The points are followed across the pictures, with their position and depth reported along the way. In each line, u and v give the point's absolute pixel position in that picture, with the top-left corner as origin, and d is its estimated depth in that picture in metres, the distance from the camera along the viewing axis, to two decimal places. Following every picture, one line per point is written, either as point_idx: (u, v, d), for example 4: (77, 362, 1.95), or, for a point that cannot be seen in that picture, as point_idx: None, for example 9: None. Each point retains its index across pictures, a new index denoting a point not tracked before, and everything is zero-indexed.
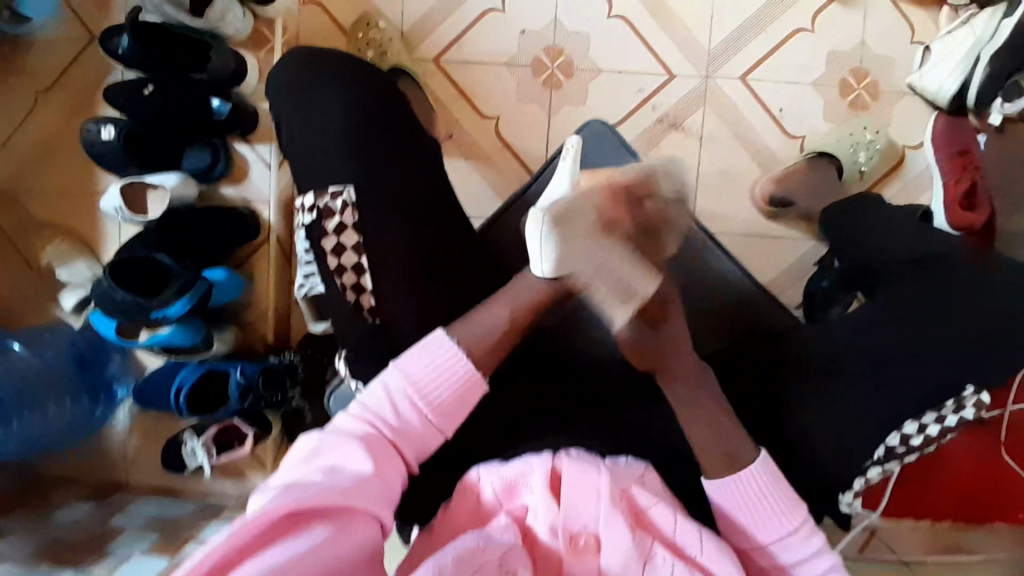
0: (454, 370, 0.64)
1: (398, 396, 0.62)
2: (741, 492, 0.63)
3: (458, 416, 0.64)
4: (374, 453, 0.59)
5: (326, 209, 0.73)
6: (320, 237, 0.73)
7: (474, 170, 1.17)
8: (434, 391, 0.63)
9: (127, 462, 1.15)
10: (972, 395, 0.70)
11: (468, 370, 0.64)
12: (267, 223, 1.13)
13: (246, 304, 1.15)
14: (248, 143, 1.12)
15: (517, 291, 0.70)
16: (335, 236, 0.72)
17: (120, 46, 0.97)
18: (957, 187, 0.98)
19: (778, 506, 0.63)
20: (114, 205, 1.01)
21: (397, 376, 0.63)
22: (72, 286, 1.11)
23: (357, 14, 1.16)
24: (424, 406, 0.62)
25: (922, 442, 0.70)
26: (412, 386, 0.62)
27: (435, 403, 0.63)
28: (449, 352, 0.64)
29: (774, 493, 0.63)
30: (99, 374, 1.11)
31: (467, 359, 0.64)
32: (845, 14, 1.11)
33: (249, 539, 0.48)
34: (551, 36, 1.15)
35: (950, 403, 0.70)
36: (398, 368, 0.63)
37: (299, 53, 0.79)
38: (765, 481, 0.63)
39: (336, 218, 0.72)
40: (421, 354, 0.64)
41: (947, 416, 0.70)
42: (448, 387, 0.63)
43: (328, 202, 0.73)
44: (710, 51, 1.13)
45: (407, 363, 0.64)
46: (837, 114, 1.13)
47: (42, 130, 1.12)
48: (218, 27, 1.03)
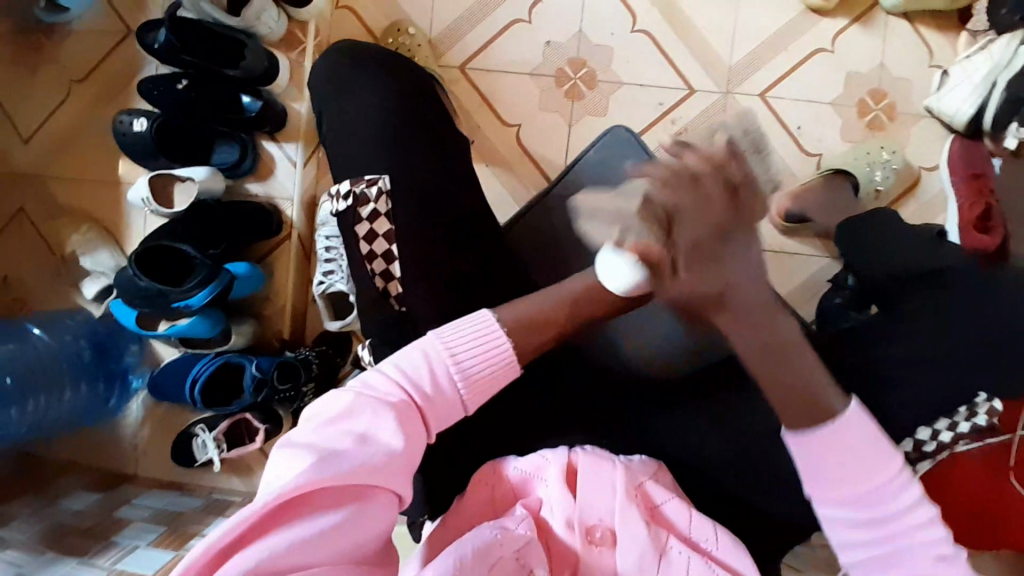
0: (492, 352, 0.61)
1: (438, 369, 0.60)
2: (833, 444, 0.55)
3: (489, 397, 0.62)
4: (406, 425, 0.57)
5: (360, 196, 0.78)
6: (354, 222, 0.78)
7: (494, 175, 1.18)
8: (470, 369, 0.60)
9: (136, 451, 1.15)
10: (991, 407, 0.78)
11: (508, 355, 0.62)
12: (289, 221, 1.15)
13: (265, 299, 1.16)
14: (276, 141, 1.14)
15: (556, 289, 0.68)
16: (368, 223, 0.77)
17: (156, 40, 1.01)
18: (970, 211, 1.01)
19: (869, 457, 0.55)
20: (141, 196, 1.05)
21: (435, 347, 0.60)
22: (94, 275, 1.12)
23: (387, 20, 1.19)
24: (460, 384, 0.60)
25: (934, 448, 0.75)
26: (450, 361, 0.60)
27: (470, 383, 0.60)
28: (493, 334, 0.62)
29: (866, 443, 0.55)
30: (116, 363, 1.12)
31: (509, 346, 0.62)
32: (864, 37, 1.14)
33: (272, 514, 0.49)
34: (574, 49, 1.17)
35: (969, 413, 0.79)
36: (438, 337, 0.61)
37: (343, 48, 0.86)
38: (861, 430, 0.55)
39: (370, 206, 0.78)
40: (461, 327, 0.62)
41: (969, 424, 0.77)
42: (486, 368, 0.61)
43: (363, 189, 0.79)
44: (729, 68, 1.16)
45: (451, 336, 0.61)
46: (853, 134, 1.15)
47: (73, 119, 1.14)
48: (253, 27, 1.05)
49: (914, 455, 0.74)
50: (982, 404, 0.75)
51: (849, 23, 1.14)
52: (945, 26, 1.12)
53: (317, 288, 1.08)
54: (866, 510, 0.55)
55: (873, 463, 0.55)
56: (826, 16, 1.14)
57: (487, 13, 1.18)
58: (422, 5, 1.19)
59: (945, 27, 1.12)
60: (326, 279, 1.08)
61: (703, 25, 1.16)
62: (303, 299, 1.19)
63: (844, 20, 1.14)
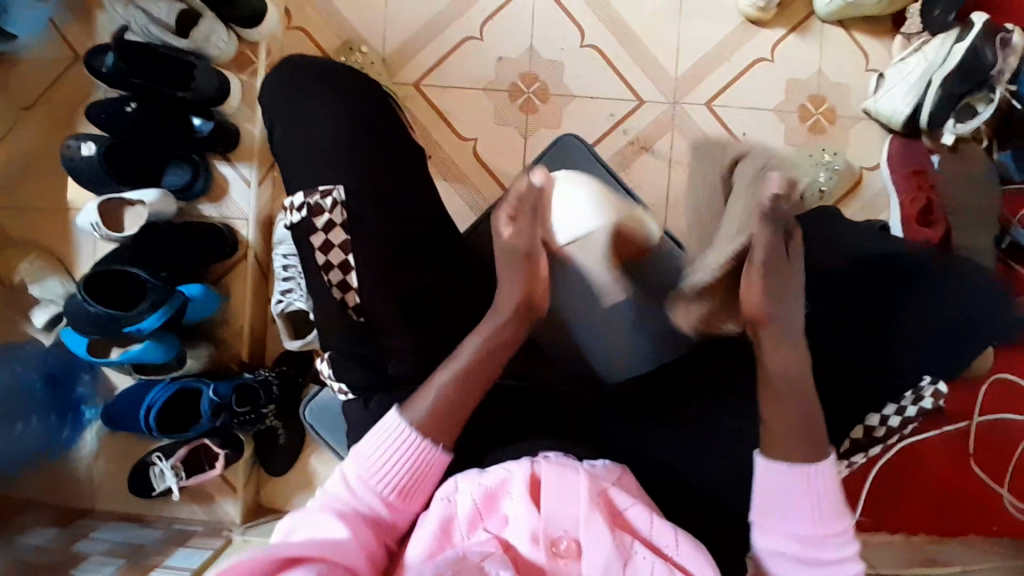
0: (408, 450, 0.69)
1: (360, 479, 0.68)
2: (790, 482, 0.67)
3: (424, 489, 0.69)
4: (346, 524, 0.64)
5: (315, 206, 0.80)
6: (310, 232, 0.80)
7: (452, 190, 1.19)
8: (390, 472, 0.68)
9: (92, 485, 1.11)
10: (930, 386, 0.86)
11: (425, 445, 0.70)
12: (245, 241, 1.14)
13: (221, 322, 1.14)
14: (229, 162, 1.14)
15: (459, 353, 0.74)
16: (325, 233, 0.80)
17: (103, 65, 0.98)
18: (913, 204, 1.09)
19: (816, 504, 0.66)
20: (89, 221, 1.02)
21: (353, 463, 0.69)
22: (43, 303, 1.08)
23: (340, 39, 1.20)
24: (385, 489, 0.68)
25: (886, 433, 0.90)
26: (368, 470, 0.68)
27: (393, 481, 0.68)
28: (402, 433, 0.70)
29: (824, 492, 0.67)
30: (68, 394, 1.10)
31: (420, 440, 0.70)
32: (802, 45, 1.19)
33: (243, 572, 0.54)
34: (526, 64, 1.20)
35: (909, 394, 0.86)
36: (355, 457, 0.69)
37: (293, 68, 0.88)
38: (821, 478, 0.67)
39: (325, 216, 0.80)
40: (375, 440, 0.70)
41: (907, 408, 0.87)
42: (402, 466, 0.69)
43: (317, 200, 0.81)
44: (676, 78, 1.19)
45: (364, 451, 0.69)
46: (797, 137, 1.19)
47: (18, 145, 1.12)
48: (203, 48, 1.06)
49: (867, 440, 0.89)
50: (927, 388, 0.86)
51: (786, 32, 1.19)
52: (877, 33, 1.18)
53: (276, 307, 1.06)
54: (811, 553, 0.66)
55: (821, 509, 0.66)
56: (765, 27, 1.19)
57: (439, 30, 1.20)
58: (375, 24, 1.21)
59: (878, 34, 1.18)
60: (285, 297, 1.06)
61: (649, 38, 1.20)
62: (261, 319, 1.18)
63: (782, 30, 1.19)
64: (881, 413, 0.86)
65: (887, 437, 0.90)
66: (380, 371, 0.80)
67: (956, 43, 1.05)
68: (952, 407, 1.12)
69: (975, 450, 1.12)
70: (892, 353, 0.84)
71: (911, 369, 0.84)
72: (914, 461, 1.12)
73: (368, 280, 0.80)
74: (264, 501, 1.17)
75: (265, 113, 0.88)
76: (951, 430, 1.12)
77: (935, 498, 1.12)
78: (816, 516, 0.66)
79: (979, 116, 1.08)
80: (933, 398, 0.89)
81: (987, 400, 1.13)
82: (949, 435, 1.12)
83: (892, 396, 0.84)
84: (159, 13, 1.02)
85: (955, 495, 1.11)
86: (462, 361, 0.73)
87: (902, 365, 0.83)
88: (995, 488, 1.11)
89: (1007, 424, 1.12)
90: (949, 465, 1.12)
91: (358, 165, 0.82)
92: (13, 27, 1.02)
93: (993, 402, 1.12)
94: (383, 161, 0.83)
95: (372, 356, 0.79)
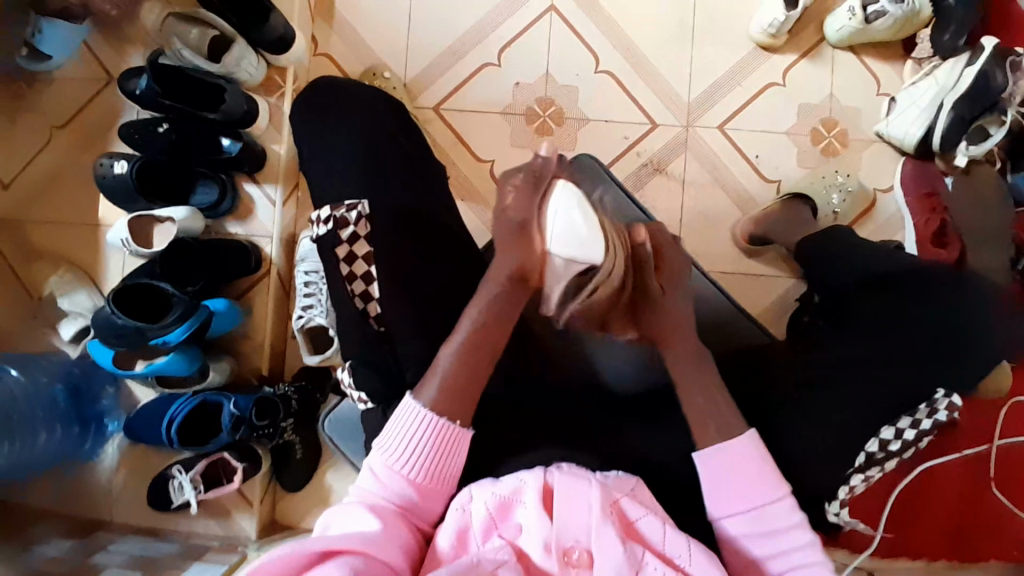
0: (429, 431, 0.71)
1: (386, 469, 0.70)
2: (726, 461, 0.71)
3: (447, 470, 0.71)
4: (377, 517, 0.65)
5: (341, 219, 0.83)
6: (335, 244, 0.83)
7: (468, 209, 1.22)
8: (413, 455, 0.71)
9: (111, 497, 1.12)
10: (944, 398, 0.85)
11: (441, 421, 0.71)
12: (268, 258, 1.17)
13: (242, 337, 1.17)
14: (256, 182, 1.18)
15: (462, 321, 0.76)
16: (349, 245, 0.82)
17: (137, 87, 1.04)
18: (927, 226, 1.12)
19: (756, 480, 0.70)
20: (119, 237, 1.07)
21: (378, 454, 0.72)
22: (72, 315, 1.12)
23: (363, 66, 1.25)
24: (410, 474, 0.70)
25: (899, 446, 0.85)
26: (393, 457, 0.71)
27: (416, 466, 0.70)
28: (418, 415, 0.72)
29: (756, 465, 0.71)
30: (91, 407, 1.12)
31: (437, 420, 0.71)
32: (813, 69, 1.21)
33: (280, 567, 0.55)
34: (542, 89, 1.23)
35: (924, 407, 0.85)
36: (379, 450, 0.72)
37: (323, 94, 0.92)
38: (750, 453, 0.71)
39: (351, 229, 0.83)
40: (394, 428, 0.72)
41: (922, 420, 0.84)
42: (425, 447, 0.71)
43: (343, 213, 0.84)
44: (689, 102, 1.22)
45: (386, 443, 0.72)
46: (809, 159, 1.21)
47: (55, 164, 1.17)
48: (234, 73, 1.11)
49: (881, 453, 0.84)
50: (941, 400, 0.85)
51: (797, 58, 1.21)
52: (887, 58, 1.21)
53: (296, 323, 1.08)
54: (757, 525, 0.69)
55: (765, 479, 0.71)
56: (776, 53, 1.22)
57: (458, 57, 1.25)
58: (397, 50, 1.25)
59: (888, 59, 1.21)
60: (305, 313, 1.08)
61: (661, 64, 1.23)
62: (282, 334, 1.21)
63: (793, 56, 1.21)
64: (896, 426, 0.84)
65: (902, 451, 0.86)
66: (398, 381, 0.81)
67: (967, 67, 1.08)
68: (970, 429, 1.11)
69: (995, 474, 1.11)
70: (905, 368, 0.85)
71: (921, 384, 0.84)
72: (932, 483, 1.11)
73: (389, 291, 0.82)
74: (278, 518, 1.18)
75: (294, 135, 0.93)
76: (971, 454, 1.11)
77: (953, 522, 1.10)
78: (757, 490, 0.70)
79: (991, 139, 1.08)
80: (947, 410, 0.86)
81: (1004, 423, 1.12)
82: (969, 458, 1.11)
83: (904, 409, 0.84)
84: (190, 35, 1.09)
85: (973, 521, 1.09)
86: (460, 341, 0.74)
87: (912, 378, 0.84)
88: (1015, 512, 1.10)
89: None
90: (969, 489, 1.10)
91: (381, 182, 0.85)
92: (46, 47, 1.07)
93: (1009, 425, 1.12)
94: (405, 179, 0.87)
95: (394, 366, 0.81)
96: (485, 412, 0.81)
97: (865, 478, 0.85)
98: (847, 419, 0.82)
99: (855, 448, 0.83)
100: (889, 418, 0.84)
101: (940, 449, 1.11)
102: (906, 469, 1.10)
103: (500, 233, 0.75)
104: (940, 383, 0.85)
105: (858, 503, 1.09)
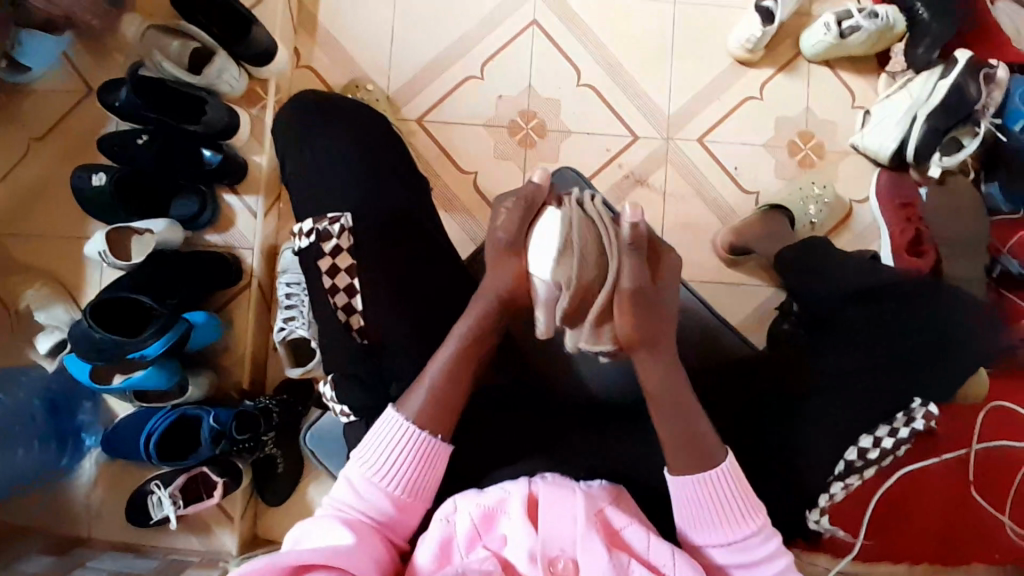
0: (408, 445, 0.71)
1: (363, 482, 0.70)
2: (702, 493, 0.70)
3: (425, 484, 0.71)
4: (352, 530, 0.66)
5: (324, 233, 0.83)
6: (317, 257, 0.83)
7: (453, 221, 1.22)
8: (391, 467, 0.70)
9: (90, 513, 1.10)
10: (921, 408, 0.85)
11: (423, 437, 0.71)
12: (249, 269, 1.16)
13: (223, 349, 1.15)
14: (236, 193, 1.17)
15: (450, 338, 0.75)
16: (331, 257, 0.82)
17: (118, 99, 1.03)
18: (902, 236, 1.14)
19: (734, 511, 0.69)
20: (97, 249, 1.05)
21: (356, 465, 0.71)
22: (49, 329, 1.10)
23: (346, 78, 1.25)
24: (388, 488, 0.70)
25: (878, 454, 0.83)
26: (372, 470, 0.71)
27: (394, 479, 0.70)
28: (399, 429, 0.71)
29: (738, 494, 0.70)
30: (68, 422, 1.10)
31: (419, 434, 0.71)
32: (789, 83, 1.23)
33: None
34: (524, 102, 1.25)
35: (901, 415, 0.85)
36: (356, 461, 0.71)
37: (304, 106, 0.93)
38: (729, 484, 0.70)
39: (333, 242, 0.82)
40: (373, 440, 0.72)
41: (899, 429, 0.84)
42: (404, 462, 0.71)
43: (326, 226, 0.83)
44: (669, 115, 1.24)
45: (364, 454, 0.71)
46: (788, 171, 1.23)
47: (32, 177, 1.15)
48: (214, 84, 1.11)
49: (860, 461, 0.83)
50: (918, 408, 0.84)
51: (774, 71, 1.24)
52: (861, 72, 1.23)
53: (277, 335, 1.06)
54: (736, 554, 0.69)
55: (743, 511, 0.70)
56: (754, 67, 1.24)
57: (441, 71, 1.25)
58: (379, 63, 1.26)
59: (862, 72, 1.23)
60: (287, 325, 1.07)
61: (642, 78, 1.25)
62: (263, 347, 1.20)
63: (770, 69, 1.24)
64: (872, 434, 0.84)
65: (880, 460, 0.84)
66: (383, 393, 0.81)
67: (940, 80, 1.10)
68: (949, 435, 1.13)
69: (974, 478, 1.12)
70: (882, 374, 0.86)
71: (900, 389, 0.86)
72: (913, 488, 1.12)
73: (372, 302, 0.82)
74: (261, 533, 1.16)
75: (276, 146, 0.93)
76: (950, 459, 1.13)
77: (934, 527, 1.11)
78: (733, 522, 0.69)
79: (965, 150, 1.11)
80: (925, 420, 0.85)
81: (983, 428, 1.14)
82: (949, 463, 1.13)
83: (881, 417, 0.85)
84: (170, 48, 1.09)
85: (953, 525, 1.11)
86: (448, 355, 0.74)
87: (887, 385, 0.85)
88: (995, 516, 1.11)
89: (1003, 451, 1.13)
90: (949, 494, 1.12)
91: (363, 194, 0.85)
92: (26, 59, 1.07)
93: (989, 430, 1.14)
94: (387, 191, 0.87)
95: (377, 378, 0.81)
96: (467, 423, 0.81)
97: (845, 486, 0.83)
98: (825, 427, 0.83)
99: (834, 456, 0.83)
100: (866, 427, 0.84)
101: (920, 455, 1.12)
102: (888, 475, 1.11)
103: (488, 254, 0.72)
104: (916, 391, 0.86)
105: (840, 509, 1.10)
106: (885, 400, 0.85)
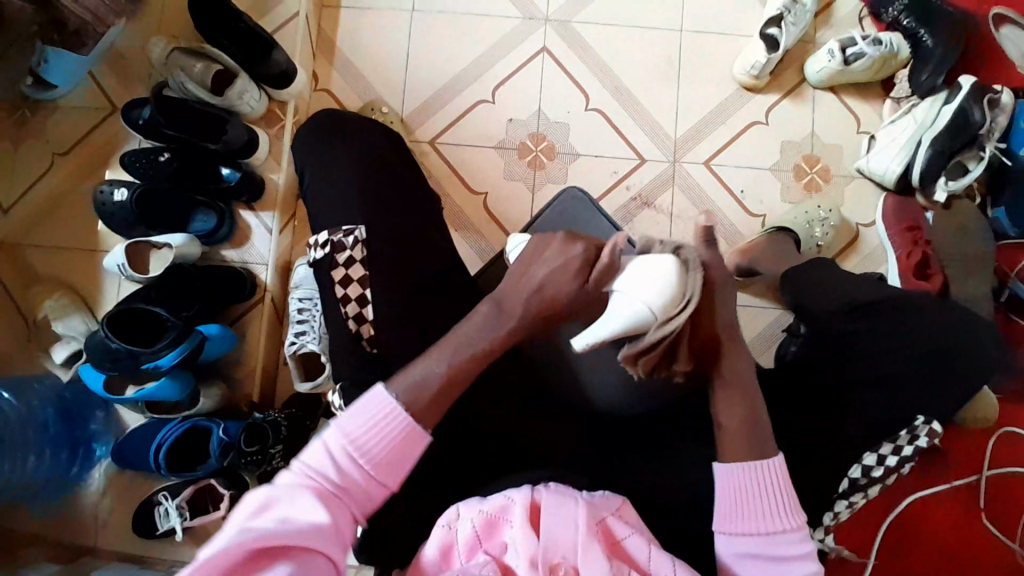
0: (395, 424, 0.67)
1: (340, 451, 0.66)
2: (752, 481, 0.69)
3: (403, 465, 0.67)
4: (323, 506, 0.62)
5: (338, 243, 0.85)
6: (330, 268, 0.85)
7: (462, 239, 1.25)
8: (372, 443, 0.66)
9: (98, 523, 1.11)
10: (924, 425, 0.84)
11: (411, 423, 0.67)
12: (263, 283, 1.19)
13: (235, 361, 1.17)
14: (253, 210, 1.20)
15: (463, 333, 0.72)
16: (344, 268, 0.84)
17: (141, 116, 1.09)
18: (909, 259, 1.13)
19: (778, 505, 0.69)
20: (116, 262, 1.06)
21: (336, 435, 0.66)
22: (64, 341, 1.13)
23: (362, 100, 1.29)
24: (366, 462, 0.66)
25: (883, 472, 0.82)
26: (352, 440, 0.66)
27: (375, 455, 0.66)
28: (388, 407, 0.67)
29: (782, 491, 0.69)
30: (81, 431, 1.11)
31: (408, 416, 0.67)
32: (795, 109, 1.26)
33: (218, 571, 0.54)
34: (534, 125, 1.28)
35: (904, 433, 0.84)
36: (337, 427, 0.66)
37: (325, 122, 0.96)
38: (779, 478, 0.70)
39: (347, 252, 0.85)
40: (360, 410, 0.67)
41: (903, 446, 0.83)
42: (388, 440, 0.67)
43: (340, 238, 0.86)
44: (675, 139, 1.26)
45: (347, 422, 0.66)
46: (793, 195, 1.24)
47: (54, 191, 1.19)
48: (235, 105, 1.15)
49: (865, 478, 0.82)
50: (922, 426, 0.84)
51: (780, 98, 1.26)
52: (866, 98, 1.26)
53: (288, 349, 1.08)
54: (768, 548, 0.68)
55: (786, 507, 0.69)
56: (759, 93, 1.26)
57: (454, 95, 1.29)
58: (394, 87, 1.29)
59: (867, 98, 1.26)
60: (298, 339, 1.09)
61: (649, 103, 1.28)
62: (273, 361, 1.21)
63: (775, 95, 1.26)
64: (875, 451, 0.83)
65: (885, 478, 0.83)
66: None
67: (944, 106, 1.13)
68: (959, 460, 1.12)
69: (985, 504, 1.11)
70: (888, 391, 0.86)
71: (907, 407, 0.85)
72: (920, 514, 1.11)
73: (381, 312, 0.83)
74: None
75: (295, 160, 0.96)
76: (961, 484, 1.12)
77: (944, 551, 1.10)
78: (774, 515, 0.68)
79: (970, 174, 1.14)
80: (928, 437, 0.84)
81: (995, 455, 1.12)
82: (959, 487, 1.12)
83: (885, 433, 0.84)
84: (194, 70, 1.14)
85: (966, 553, 1.10)
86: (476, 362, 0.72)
87: (887, 403, 0.85)
88: (1006, 543, 1.10)
89: (1017, 477, 1.12)
90: (961, 521, 1.11)
91: (375, 208, 0.88)
92: (51, 75, 1.12)
93: (1001, 456, 1.12)
94: (399, 205, 0.90)
95: None
96: (466, 429, 0.80)
97: (849, 504, 0.82)
98: (827, 441, 0.83)
99: (838, 474, 0.83)
100: (870, 444, 0.84)
101: (927, 477, 1.12)
102: (895, 497, 1.11)
103: (557, 279, 0.72)
104: (919, 409, 0.85)
105: (845, 531, 1.10)
106: (893, 418, 0.84)
